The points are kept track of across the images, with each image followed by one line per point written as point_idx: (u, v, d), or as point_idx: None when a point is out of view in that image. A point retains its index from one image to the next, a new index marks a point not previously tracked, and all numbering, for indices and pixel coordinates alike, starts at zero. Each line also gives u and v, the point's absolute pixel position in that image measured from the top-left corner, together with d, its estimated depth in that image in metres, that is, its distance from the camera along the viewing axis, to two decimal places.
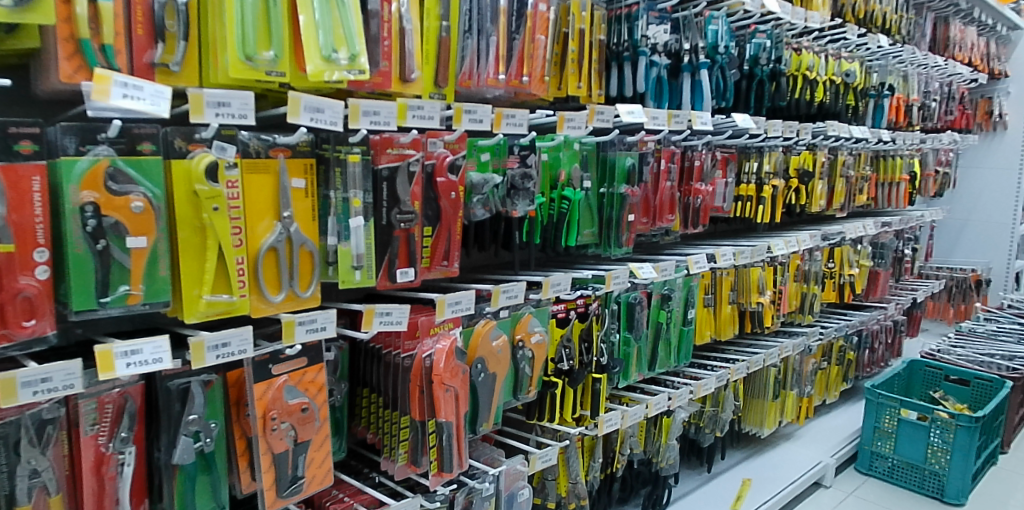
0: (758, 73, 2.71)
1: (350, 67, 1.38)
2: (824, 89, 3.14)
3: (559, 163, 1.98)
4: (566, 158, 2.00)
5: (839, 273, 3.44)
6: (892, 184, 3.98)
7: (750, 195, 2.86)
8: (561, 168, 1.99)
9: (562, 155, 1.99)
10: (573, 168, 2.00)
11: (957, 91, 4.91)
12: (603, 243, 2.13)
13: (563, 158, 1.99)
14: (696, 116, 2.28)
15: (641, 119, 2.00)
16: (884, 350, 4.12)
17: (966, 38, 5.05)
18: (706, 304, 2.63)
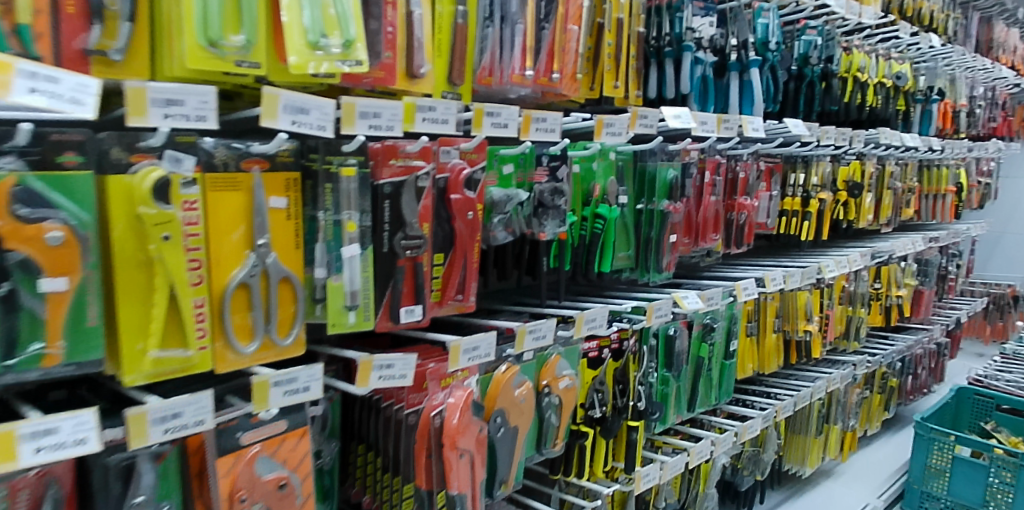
0: (809, 73, 2.40)
1: (344, 57, 1.10)
2: (875, 92, 2.80)
3: (593, 175, 1.69)
4: (602, 169, 1.70)
5: (885, 295, 3.13)
6: (940, 196, 3.65)
7: (797, 210, 2.56)
8: (595, 181, 1.69)
9: (596, 165, 1.69)
10: (609, 181, 1.71)
11: (1000, 96, 4.58)
12: (641, 268, 1.85)
13: (597, 169, 1.70)
14: (747, 121, 1.96)
15: (689, 124, 1.71)
16: (927, 376, 3.80)
17: (1011, 40, 4.72)
18: (748, 334, 2.33)
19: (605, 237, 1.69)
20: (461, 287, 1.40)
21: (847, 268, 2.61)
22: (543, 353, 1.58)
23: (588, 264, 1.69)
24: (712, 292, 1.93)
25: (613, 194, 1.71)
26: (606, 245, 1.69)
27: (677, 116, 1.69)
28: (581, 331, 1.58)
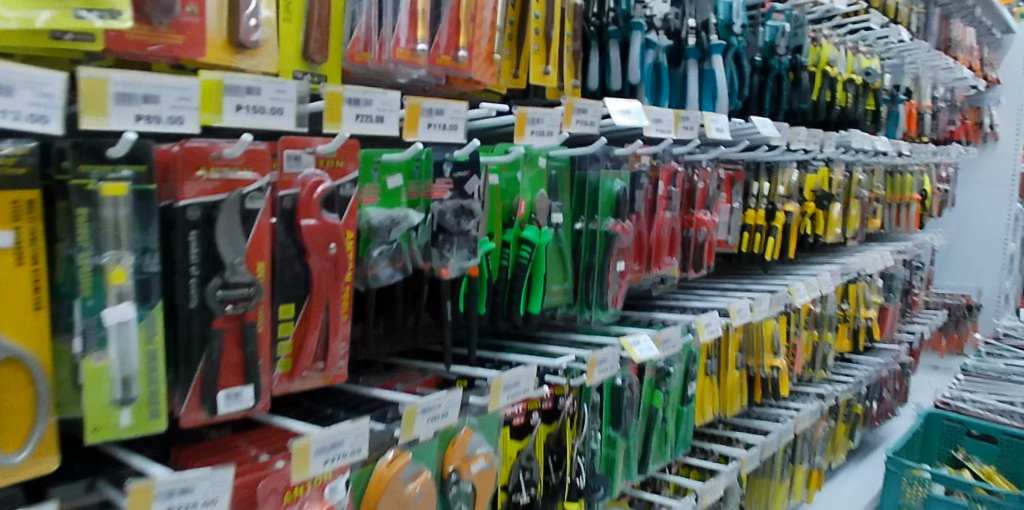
0: (776, 64, 2.02)
1: (91, 5, 0.68)
2: (844, 90, 2.44)
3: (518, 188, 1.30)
4: (528, 179, 1.32)
5: (853, 316, 2.81)
6: (904, 205, 3.35)
7: (763, 223, 2.18)
8: (521, 195, 1.30)
9: (521, 173, 1.30)
10: (538, 195, 1.31)
11: (958, 98, 4.34)
12: (580, 304, 1.46)
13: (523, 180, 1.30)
14: (709, 118, 1.55)
15: (641, 122, 1.30)
16: (891, 398, 3.51)
17: (968, 39, 4.48)
18: (708, 373, 1.96)
19: (534, 266, 1.30)
20: (321, 353, 0.99)
21: (817, 290, 2.24)
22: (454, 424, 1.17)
23: (511, 303, 1.29)
24: (667, 333, 1.55)
25: (541, 212, 1.31)
26: (536, 277, 1.30)
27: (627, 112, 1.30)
28: (497, 402, 1.19)
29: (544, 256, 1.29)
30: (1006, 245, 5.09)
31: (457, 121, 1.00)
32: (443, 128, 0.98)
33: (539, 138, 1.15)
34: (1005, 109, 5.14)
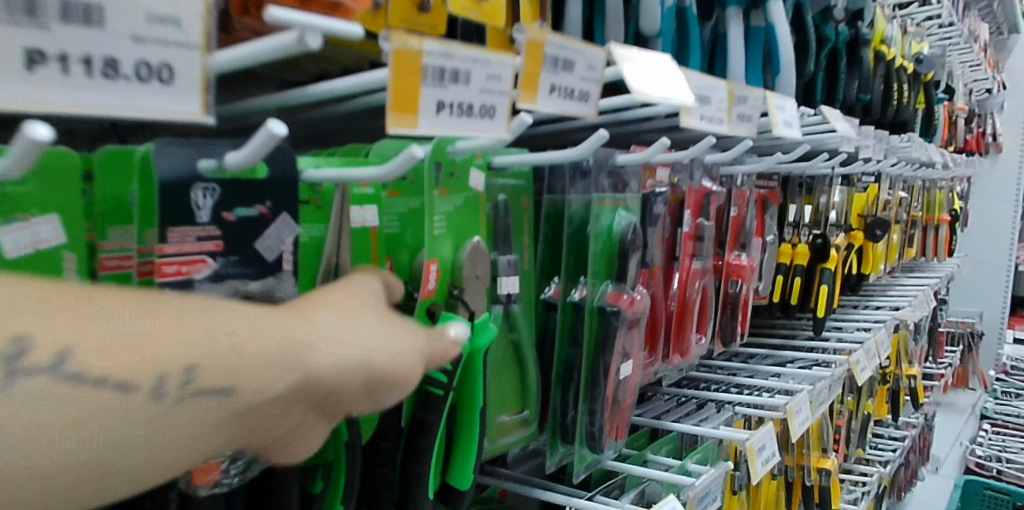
0: (831, 35, 1.38)
1: None
2: (899, 81, 1.85)
3: (432, 239, 0.60)
4: (452, 214, 0.62)
5: (895, 374, 2.21)
6: (934, 228, 2.77)
7: (803, 263, 1.55)
8: (437, 248, 0.61)
9: (436, 202, 0.61)
10: (469, 246, 0.63)
11: (974, 101, 3.82)
12: (551, 438, 0.78)
13: (442, 217, 0.61)
14: (774, 99, 0.90)
15: (682, 100, 0.62)
16: (917, 460, 2.93)
17: (982, 35, 3.98)
18: (734, 490, 1.30)
19: (462, 393, 0.62)
20: None
21: (876, 358, 1.62)
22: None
23: (412, 478, 0.61)
24: (707, 485, 0.87)
25: (477, 282, 0.62)
26: (465, 416, 0.62)
27: (655, 76, 0.61)
28: None
29: (479, 374, 0.62)
30: (1011, 266, 4.62)
31: (163, 57, 0.38)
32: (109, 71, 0.36)
33: (463, 122, 0.44)
34: (1010, 116, 4.65)
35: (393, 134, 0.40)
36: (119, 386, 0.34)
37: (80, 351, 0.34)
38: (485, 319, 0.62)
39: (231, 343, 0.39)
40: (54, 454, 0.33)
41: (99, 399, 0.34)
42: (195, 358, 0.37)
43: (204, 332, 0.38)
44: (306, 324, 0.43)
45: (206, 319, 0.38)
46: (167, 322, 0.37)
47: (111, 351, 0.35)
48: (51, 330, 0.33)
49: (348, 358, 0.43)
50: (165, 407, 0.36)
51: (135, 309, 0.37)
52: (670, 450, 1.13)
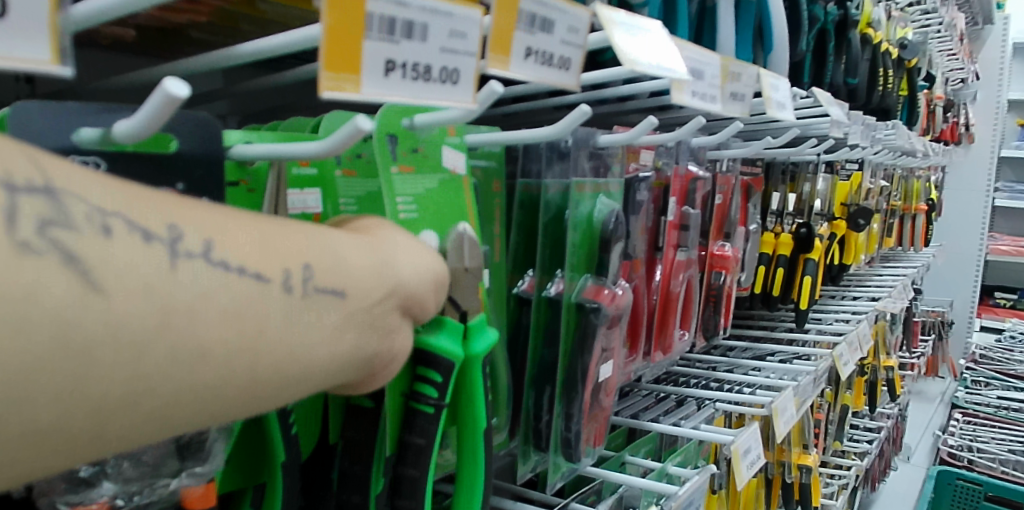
0: (821, 15, 1.32)
1: None
2: (884, 67, 1.81)
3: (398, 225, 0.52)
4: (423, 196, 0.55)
5: (872, 365, 2.18)
6: (911, 217, 2.75)
7: (787, 253, 1.49)
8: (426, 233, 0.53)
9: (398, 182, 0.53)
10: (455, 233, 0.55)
11: (951, 91, 3.81)
12: (522, 446, 0.71)
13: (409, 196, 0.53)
14: (766, 77, 0.83)
15: (676, 74, 0.55)
16: (891, 450, 2.90)
17: (960, 23, 3.96)
18: (715, 489, 1.24)
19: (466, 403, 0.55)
20: None
21: (859, 351, 1.57)
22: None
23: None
24: (688, 494, 0.82)
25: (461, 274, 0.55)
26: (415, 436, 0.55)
27: (645, 43, 0.54)
28: None
29: (477, 384, 0.55)
30: (982, 256, 4.64)
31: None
32: None
33: (416, 88, 0.38)
34: (982, 106, 4.67)
35: (327, 97, 0.34)
36: (256, 276, 0.35)
37: (218, 241, 0.35)
38: (480, 323, 0.56)
39: (323, 251, 0.40)
40: (219, 340, 0.33)
41: (241, 286, 0.35)
42: (307, 258, 0.38)
43: (297, 238, 0.39)
44: (376, 241, 0.44)
45: (293, 233, 0.39)
46: (262, 232, 0.38)
47: (241, 244, 0.36)
48: (190, 223, 0.34)
49: (418, 267, 0.46)
50: (294, 302, 0.37)
51: (242, 219, 0.38)
52: (648, 451, 1.06)
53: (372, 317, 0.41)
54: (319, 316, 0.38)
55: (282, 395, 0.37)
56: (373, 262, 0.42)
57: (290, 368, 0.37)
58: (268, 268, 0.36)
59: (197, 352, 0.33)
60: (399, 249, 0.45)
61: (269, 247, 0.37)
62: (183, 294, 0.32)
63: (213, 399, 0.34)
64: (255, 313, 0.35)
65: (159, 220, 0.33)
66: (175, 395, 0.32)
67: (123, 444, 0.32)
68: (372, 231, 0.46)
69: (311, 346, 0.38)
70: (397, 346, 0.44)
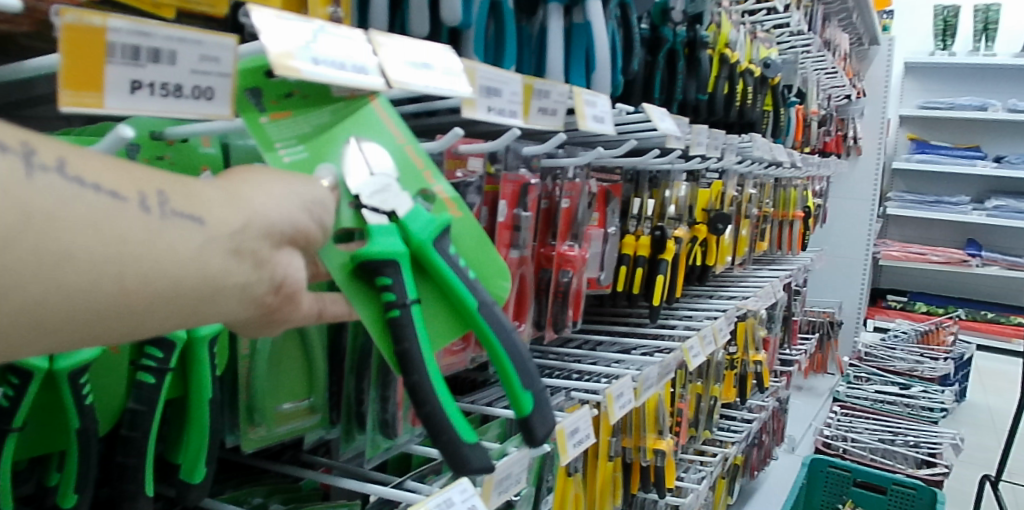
0: (669, 36, 1.48)
1: None
2: (742, 85, 1.97)
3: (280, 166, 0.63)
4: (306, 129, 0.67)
5: (741, 361, 2.33)
6: (788, 223, 2.95)
7: (645, 254, 1.60)
8: (317, 165, 0.65)
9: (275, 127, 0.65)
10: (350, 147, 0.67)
11: (832, 107, 4.08)
12: (345, 429, 0.80)
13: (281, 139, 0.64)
14: (582, 93, 0.94)
15: (459, 93, 0.64)
16: (770, 440, 3.06)
17: (843, 44, 4.25)
18: (570, 471, 1.34)
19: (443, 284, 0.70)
20: None
21: (712, 344, 1.71)
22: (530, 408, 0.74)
23: (424, 398, 0.66)
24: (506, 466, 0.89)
25: (378, 190, 0.67)
26: (197, 411, 0.67)
27: (412, 63, 0.61)
28: None
29: (432, 259, 0.69)
30: (867, 260, 4.94)
31: None
32: None
33: (155, 99, 0.50)
34: (868, 121, 5.00)
35: (69, 110, 0.46)
36: (110, 193, 0.44)
37: (71, 162, 0.43)
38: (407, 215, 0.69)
39: (180, 186, 0.48)
40: (83, 248, 0.42)
41: (100, 203, 0.43)
42: (161, 186, 0.47)
43: (158, 176, 0.48)
44: (240, 187, 0.54)
45: (151, 172, 0.48)
46: (123, 169, 0.46)
47: (96, 170, 0.44)
48: (45, 147, 0.42)
49: (282, 204, 0.55)
50: (153, 219, 0.45)
51: (101, 158, 0.46)
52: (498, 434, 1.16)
53: (236, 243, 0.50)
54: (181, 236, 0.47)
55: (152, 306, 0.46)
56: (232, 199, 0.51)
57: (162, 280, 0.45)
58: (124, 189, 0.45)
59: (64, 255, 0.41)
60: (261, 188, 0.54)
61: (124, 174, 0.45)
62: (41, 205, 0.40)
63: (82, 301, 0.42)
64: (115, 227, 0.43)
65: (15, 141, 0.41)
66: (46, 295, 0.41)
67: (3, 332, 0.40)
68: (238, 179, 0.55)
69: (177, 257, 0.46)
70: (271, 271, 0.53)
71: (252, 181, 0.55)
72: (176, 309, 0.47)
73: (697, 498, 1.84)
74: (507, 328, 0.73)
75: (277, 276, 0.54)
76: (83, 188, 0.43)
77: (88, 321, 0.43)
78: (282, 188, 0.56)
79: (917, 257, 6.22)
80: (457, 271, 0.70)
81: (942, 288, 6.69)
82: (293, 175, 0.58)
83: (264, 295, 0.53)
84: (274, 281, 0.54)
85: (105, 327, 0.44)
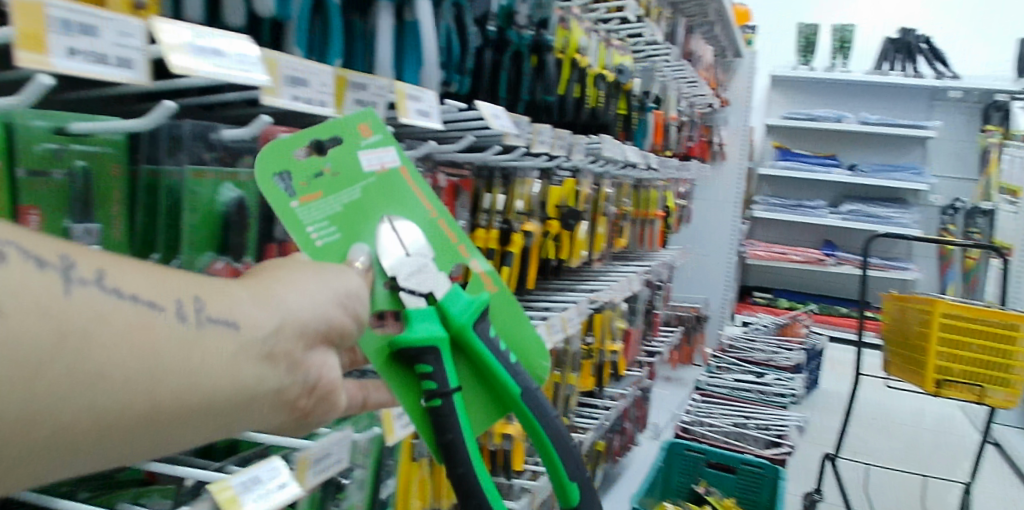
0: (515, 38, 1.55)
1: None
2: (594, 89, 2.07)
3: (313, 248, 0.82)
4: (334, 210, 0.85)
5: (598, 351, 2.44)
6: (647, 222, 3.10)
7: (495, 247, 1.65)
8: (354, 243, 0.85)
9: (304, 211, 0.83)
10: (381, 228, 0.87)
11: (696, 114, 4.31)
12: None
13: (316, 219, 0.84)
14: (404, 88, 0.99)
15: (251, 80, 0.67)
16: (632, 427, 3.19)
17: (707, 55, 4.49)
18: (416, 456, 1.37)
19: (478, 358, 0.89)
20: None
21: (560, 333, 1.78)
22: (567, 478, 0.95)
23: (457, 461, 0.86)
24: (324, 447, 0.92)
25: (416, 269, 0.85)
26: None
27: (199, 48, 0.64)
28: None
29: (473, 341, 0.89)
30: (730, 258, 5.24)
31: None
32: None
33: None
34: (733, 129, 5.29)
35: None
36: (151, 306, 0.55)
37: (111, 279, 0.54)
38: (451, 304, 0.88)
39: (213, 295, 0.60)
40: (129, 365, 0.52)
41: (146, 318, 0.54)
42: (199, 296, 0.58)
43: (200, 289, 0.59)
44: (273, 290, 0.65)
45: (191, 283, 0.59)
46: (166, 283, 0.58)
47: (142, 288, 0.55)
48: (89, 266, 0.53)
49: (306, 302, 0.66)
50: (192, 329, 0.57)
51: (144, 273, 0.57)
52: None
53: (268, 349, 0.62)
54: (217, 343, 0.58)
55: (196, 409, 0.57)
56: (266, 304, 0.63)
57: (200, 387, 0.57)
58: (162, 301, 0.56)
59: (114, 373, 0.51)
60: (289, 288, 0.66)
61: (162, 290, 0.56)
62: (97, 329, 0.51)
63: (140, 408, 0.53)
64: (164, 345, 0.54)
65: (58, 256, 0.52)
66: (110, 404, 0.51)
67: (75, 435, 0.51)
68: (282, 279, 0.67)
69: (209, 366, 0.58)
70: (302, 371, 0.65)
71: (289, 283, 0.67)
72: (215, 411, 0.59)
73: (550, 480, 1.91)
74: (539, 401, 0.93)
75: (306, 376, 0.66)
76: (132, 306, 0.54)
77: (153, 424, 0.55)
78: (310, 287, 0.67)
79: (779, 256, 6.64)
80: (492, 349, 0.89)
81: (802, 285, 7.15)
82: (329, 273, 0.71)
83: (295, 395, 0.66)
84: (304, 381, 0.66)
85: (168, 428, 0.56)
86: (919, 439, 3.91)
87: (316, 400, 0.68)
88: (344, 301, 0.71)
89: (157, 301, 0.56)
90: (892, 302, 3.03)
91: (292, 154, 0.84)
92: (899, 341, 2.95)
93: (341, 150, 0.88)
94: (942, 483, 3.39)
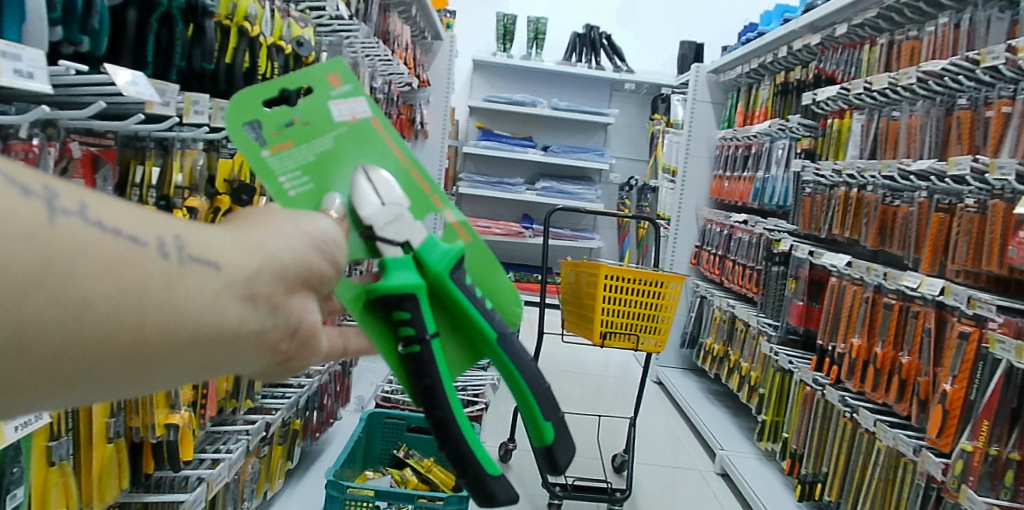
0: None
1: None
2: (268, 58, 1.98)
3: (285, 195, 0.96)
4: (306, 158, 0.99)
5: None
6: None
7: None
8: (326, 190, 0.99)
9: (275, 160, 0.97)
10: (355, 176, 1.00)
11: (393, 91, 4.34)
12: None
13: (291, 169, 0.97)
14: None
15: None
16: (333, 402, 3.09)
17: (405, 35, 4.52)
18: (54, 460, 1.24)
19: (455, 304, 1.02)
20: None
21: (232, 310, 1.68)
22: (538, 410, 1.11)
23: (437, 401, 0.99)
24: None
25: (390, 219, 0.99)
26: None
27: None
28: None
29: (448, 286, 1.02)
30: None
31: None
32: None
33: None
34: (434, 109, 5.41)
35: None
36: (132, 239, 0.60)
37: (92, 208, 0.59)
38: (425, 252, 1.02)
39: (195, 236, 0.64)
40: (100, 295, 0.57)
41: (124, 250, 0.59)
42: (179, 232, 0.63)
43: (183, 227, 0.64)
44: (256, 235, 0.71)
45: (177, 223, 0.64)
46: (147, 219, 0.62)
47: (122, 218, 0.61)
48: (70, 195, 0.58)
49: (284, 249, 0.71)
50: (170, 262, 0.62)
51: (130, 209, 0.63)
52: None
53: (250, 291, 0.67)
54: (198, 281, 0.63)
55: (179, 343, 0.63)
56: (252, 246, 0.68)
57: (182, 321, 0.62)
58: (145, 236, 0.61)
59: (87, 299, 0.57)
60: (266, 233, 0.72)
61: (143, 225, 0.61)
62: (69, 249, 0.56)
63: (122, 338, 0.59)
64: (147, 276, 0.60)
65: (41, 186, 0.57)
66: (87, 329, 0.57)
67: (61, 351, 0.57)
68: (271, 225, 0.73)
69: (191, 301, 0.63)
70: (286, 316, 0.71)
71: (275, 227, 0.73)
72: (203, 346, 0.65)
73: (231, 467, 1.80)
74: (512, 343, 1.08)
75: (292, 320, 0.72)
76: (109, 234, 0.59)
77: (137, 351, 0.61)
78: (287, 233, 0.73)
79: (482, 229, 6.98)
80: (468, 295, 1.02)
81: (504, 255, 7.62)
82: (310, 223, 0.76)
83: (280, 340, 0.71)
84: (287, 324, 0.71)
85: (152, 357, 0.62)
86: (601, 386, 4.39)
87: (296, 345, 0.74)
88: (323, 247, 0.76)
89: (139, 237, 0.61)
90: (567, 267, 3.35)
91: (260, 113, 0.99)
92: (573, 300, 3.28)
93: (311, 102, 1.01)
94: (614, 420, 3.84)
